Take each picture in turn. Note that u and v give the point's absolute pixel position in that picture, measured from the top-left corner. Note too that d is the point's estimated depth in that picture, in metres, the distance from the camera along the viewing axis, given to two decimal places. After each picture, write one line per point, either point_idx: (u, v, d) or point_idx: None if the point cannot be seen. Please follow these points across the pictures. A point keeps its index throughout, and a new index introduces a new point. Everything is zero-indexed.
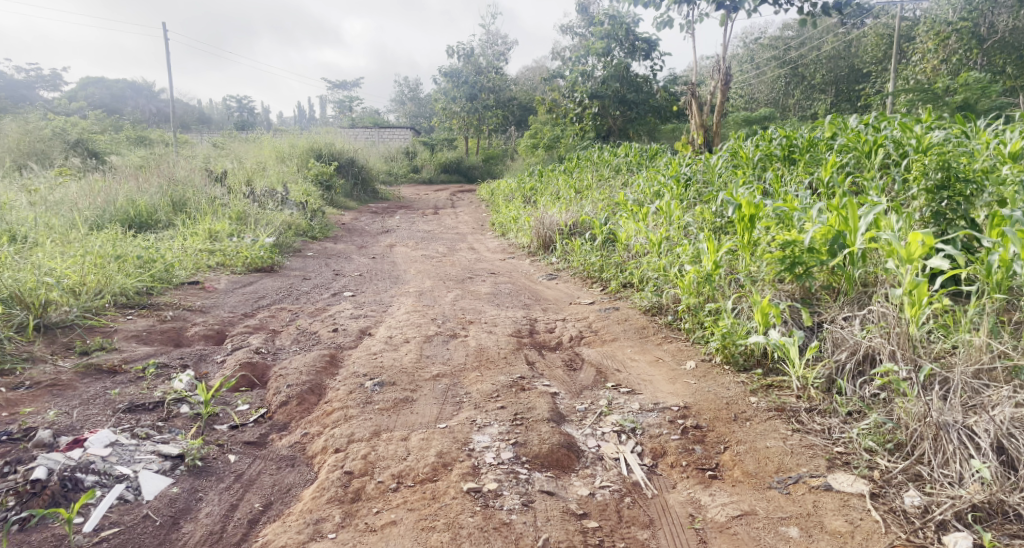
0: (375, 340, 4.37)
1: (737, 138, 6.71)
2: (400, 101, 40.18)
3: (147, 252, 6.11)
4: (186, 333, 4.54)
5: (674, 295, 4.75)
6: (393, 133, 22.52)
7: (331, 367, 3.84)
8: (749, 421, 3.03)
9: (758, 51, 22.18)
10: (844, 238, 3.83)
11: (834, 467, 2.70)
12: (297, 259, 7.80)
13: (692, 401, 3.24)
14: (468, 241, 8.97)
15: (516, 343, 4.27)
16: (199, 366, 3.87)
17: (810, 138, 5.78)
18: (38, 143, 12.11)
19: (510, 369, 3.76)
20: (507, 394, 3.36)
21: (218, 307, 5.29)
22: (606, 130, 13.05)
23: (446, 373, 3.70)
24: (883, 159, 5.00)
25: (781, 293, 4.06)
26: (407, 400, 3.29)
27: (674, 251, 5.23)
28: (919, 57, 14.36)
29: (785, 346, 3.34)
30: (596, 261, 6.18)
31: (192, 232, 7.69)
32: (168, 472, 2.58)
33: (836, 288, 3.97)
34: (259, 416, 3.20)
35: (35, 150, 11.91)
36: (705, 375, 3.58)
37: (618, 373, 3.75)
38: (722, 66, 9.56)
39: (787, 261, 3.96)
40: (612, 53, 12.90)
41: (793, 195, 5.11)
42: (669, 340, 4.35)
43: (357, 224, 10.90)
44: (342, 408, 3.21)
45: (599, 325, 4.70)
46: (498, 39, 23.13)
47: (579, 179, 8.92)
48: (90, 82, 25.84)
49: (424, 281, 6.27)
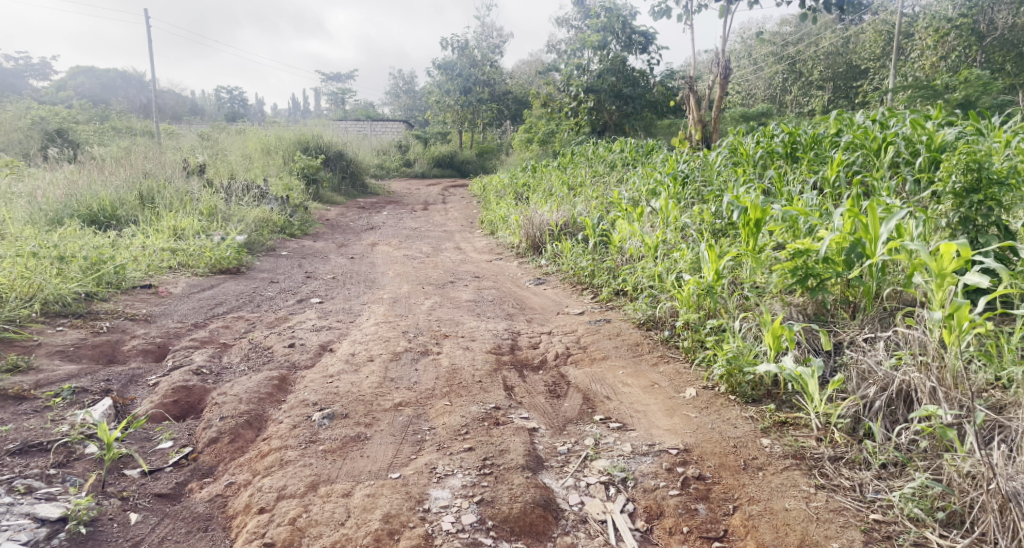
0: (335, 358, 3.86)
1: (739, 134, 6.21)
2: (394, 94, 39.38)
3: (97, 250, 5.61)
4: (122, 349, 4.05)
5: (671, 307, 4.25)
6: (386, 126, 21.96)
7: (278, 393, 3.32)
8: (763, 472, 2.54)
9: (756, 47, 21.73)
10: (862, 247, 3.37)
11: (872, 543, 2.23)
12: (269, 259, 7.27)
13: (692, 442, 2.76)
14: (454, 240, 8.45)
15: (495, 362, 3.76)
16: (127, 391, 3.37)
17: (814, 134, 5.30)
18: (9, 132, 11.53)
19: (484, 398, 3.25)
20: (477, 431, 2.86)
21: (167, 316, 4.79)
22: (602, 124, 12.59)
23: (409, 402, 3.20)
24: (893, 158, 4.55)
25: (793, 309, 3.59)
26: (358, 439, 2.79)
27: (671, 257, 4.75)
28: (918, 53, 13.83)
29: (802, 379, 2.82)
30: (588, 265, 5.69)
31: (155, 230, 7.16)
32: (41, 542, 2.15)
33: (854, 303, 3.49)
34: (180, 457, 2.71)
35: (8, 140, 11.37)
36: (708, 407, 3.07)
37: (607, 402, 3.25)
38: (721, 59, 9.04)
39: (799, 272, 3.47)
40: (608, 47, 12.29)
41: (796, 196, 4.65)
42: (666, 360, 3.84)
43: (341, 220, 10.37)
44: (280, 449, 2.72)
45: (589, 340, 4.20)
46: (493, 32, 22.61)
47: (573, 174, 8.40)
48: (79, 71, 25.16)
49: (401, 286, 5.76)
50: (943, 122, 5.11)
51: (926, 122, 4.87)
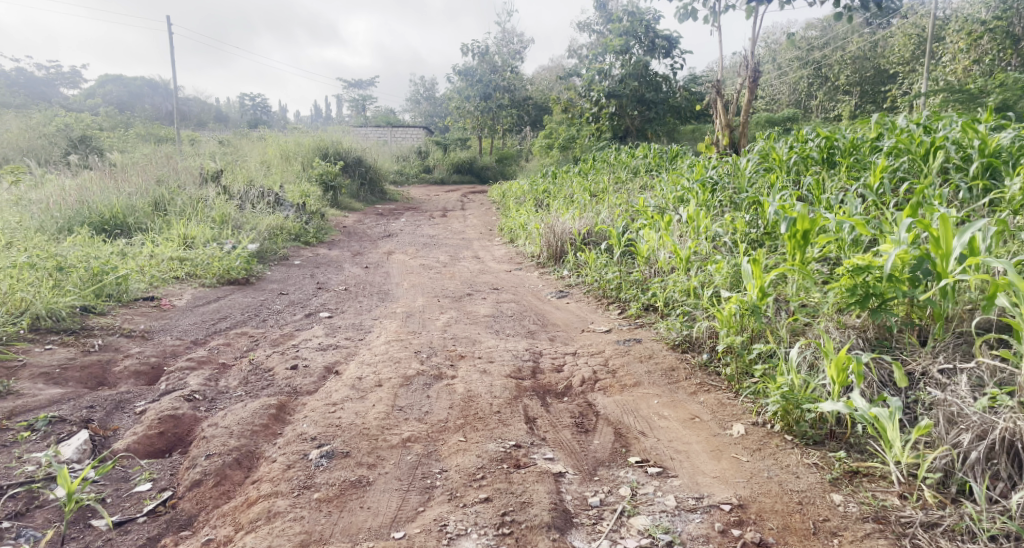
0: (341, 382, 3.51)
1: (770, 139, 5.79)
2: (414, 101, 39.23)
3: (100, 260, 5.34)
4: (114, 370, 3.76)
5: (709, 327, 3.83)
6: (407, 133, 21.72)
7: (274, 425, 2.97)
8: (837, 539, 2.21)
9: (782, 53, 21.13)
10: (931, 262, 2.93)
11: None
12: (281, 269, 6.97)
13: (747, 496, 2.41)
14: (472, 249, 8.09)
15: (515, 390, 3.37)
16: (110, 419, 3.06)
17: (853, 138, 4.84)
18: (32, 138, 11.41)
19: (503, 433, 2.87)
20: (495, 476, 2.51)
21: (166, 331, 4.51)
22: (624, 130, 12.19)
23: (419, 437, 2.83)
24: (943, 164, 4.17)
25: (853, 335, 3.13)
26: (358, 485, 2.47)
27: (706, 270, 4.35)
28: (950, 57, 13.24)
29: (878, 422, 2.42)
30: (614, 278, 5.28)
31: (165, 238, 6.89)
32: None
33: (921, 327, 3.06)
34: (157, 505, 2.44)
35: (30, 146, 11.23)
36: (763, 450, 2.67)
37: (643, 440, 2.86)
38: (750, 62, 8.59)
39: (858, 290, 3.06)
40: (631, 51, 11.90)
41: (837, 205, 4.24)
42: (706, 389, 3.42)
43: (358, 227, 10.07)
44: (268, 497, 2.42)
45: (618, 363, 3.79)
46: (513, 38, 22.32)
47: (594, 181, 8.02)
48: (107, 79, 25.28)
49: (416, 299, 5.40)
50: (995, 125, 4.66)
51: (977, 124, 4.41)
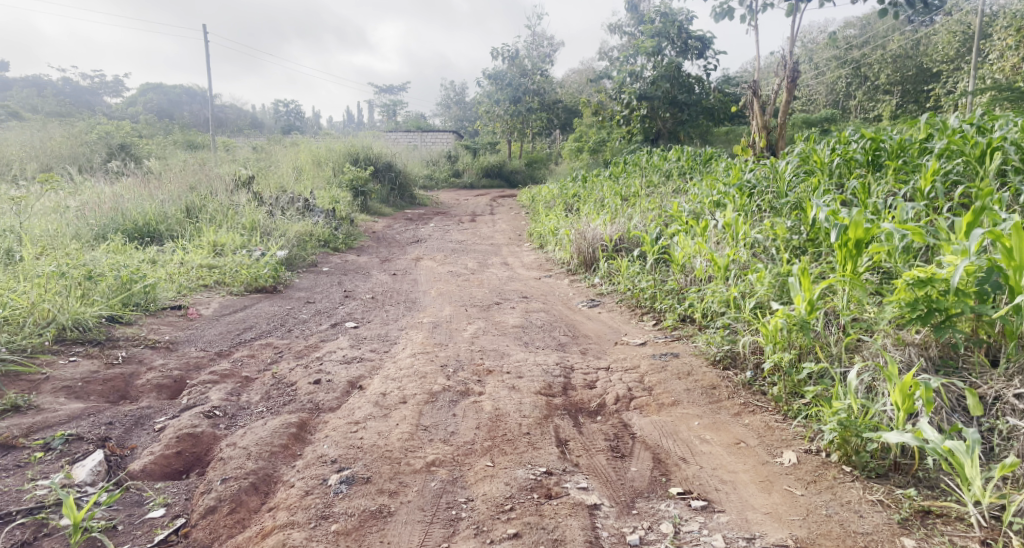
0: (364, 398, 3.35)
1: (810, 140, 5.47)
2: (445, 105, 39.31)
3: (129, 268, 5.29)
4: (136, 383, 3.67)
5: (753, 342, 3.58)
6: (437, 137, 21.66)
7: (294, 446, 2.83)
8: None
9: (820, 53, 20.54)
10: (1002, 275, 2.66)
11: None
12: (309, 276, 6.88)
13: (805, 538, 2.24)
14: (501, 255, 7.93)
15: (545, 409, 3.18)
16: (127, 437, 2.96)
17: (900, 139, 4.51)
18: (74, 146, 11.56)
19: (533, 458, 2.69)
20: (525, 508, 2.37)
21: (191, 342, 4.42)
22: (655, 132, 11.93)
23: (444, 460, 2.67)
24: (1001, 165, 3.85)
25: (914, 353, 2.85)
26: (379, 517, 2.35)
27: (746, 280, 4.09)
28: (997, 55, 12.57)
29: (954, 457, 2.23)
30: (648, 287, 5.06)
31: (195, 245, 6.85)
32: None
33: (990, 344, 2.77)
34: (169, 534, 2.34)
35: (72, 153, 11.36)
36: (821, 485, 2.48)
37: (684, 466, 2.67)
38: (788, 62, 8.27)
39: (919, 306, 2.78)
40: (663, 53, 11.64)
41: (885, 211, 3.94)
42: (750, 410, 3.19)
43: (387, 233, 9.99)
44: (284, 528, 2.31)
45: (655, 380, 3.58)
46: (544, 41, 22.18)
47: (626, 184, 7.80)
48: (147, 88, 25.75)
49: (443, 308, 5.25)
50: None
51: None
